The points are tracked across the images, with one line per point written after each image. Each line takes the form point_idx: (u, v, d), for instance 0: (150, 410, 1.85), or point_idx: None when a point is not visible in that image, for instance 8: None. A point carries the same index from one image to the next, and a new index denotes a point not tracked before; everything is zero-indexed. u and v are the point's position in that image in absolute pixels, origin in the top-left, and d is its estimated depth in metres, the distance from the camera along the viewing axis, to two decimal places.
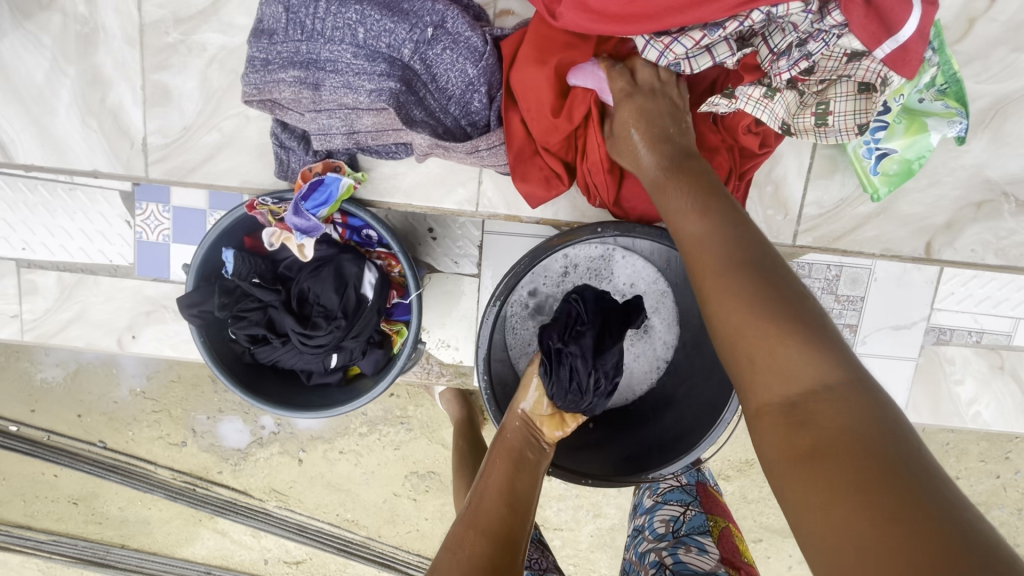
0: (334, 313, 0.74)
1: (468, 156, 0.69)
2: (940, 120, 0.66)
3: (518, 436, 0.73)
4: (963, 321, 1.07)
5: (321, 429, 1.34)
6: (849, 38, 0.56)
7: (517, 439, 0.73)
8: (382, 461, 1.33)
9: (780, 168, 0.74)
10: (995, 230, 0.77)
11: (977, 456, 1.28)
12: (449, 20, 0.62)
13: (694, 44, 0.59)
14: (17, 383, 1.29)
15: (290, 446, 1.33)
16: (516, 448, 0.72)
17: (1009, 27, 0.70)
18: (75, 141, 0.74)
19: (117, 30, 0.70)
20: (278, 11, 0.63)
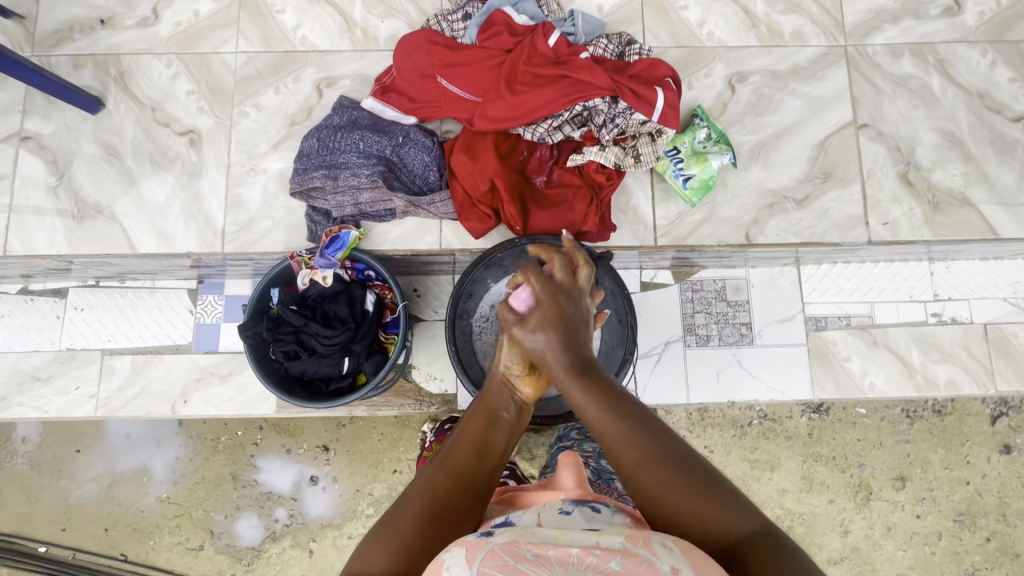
0: (348, 322, 1.07)
1: (430, 208, 1.09)
2: (716, 153, 1.09)
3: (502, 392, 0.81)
4: (831, 309, 1.37)
5: (333, 521, 1.72)
6: (634, 112, 1.01)
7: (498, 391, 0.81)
8: None
9: (633, 197, 1.14)
10: (788, 221, 1.14)
11: (941, 463, 1.54)
12: (413, 134, 1.09)
13: (550, 127, 1.05)
14: (75, 511, 1.74)
15: (302, 539, 1.70)
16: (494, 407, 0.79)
17: (747, 104, 1.17)
18: (178, 236, 1.15)
19: (213, 167, 1.16)
20: (314, 143, 1.09)
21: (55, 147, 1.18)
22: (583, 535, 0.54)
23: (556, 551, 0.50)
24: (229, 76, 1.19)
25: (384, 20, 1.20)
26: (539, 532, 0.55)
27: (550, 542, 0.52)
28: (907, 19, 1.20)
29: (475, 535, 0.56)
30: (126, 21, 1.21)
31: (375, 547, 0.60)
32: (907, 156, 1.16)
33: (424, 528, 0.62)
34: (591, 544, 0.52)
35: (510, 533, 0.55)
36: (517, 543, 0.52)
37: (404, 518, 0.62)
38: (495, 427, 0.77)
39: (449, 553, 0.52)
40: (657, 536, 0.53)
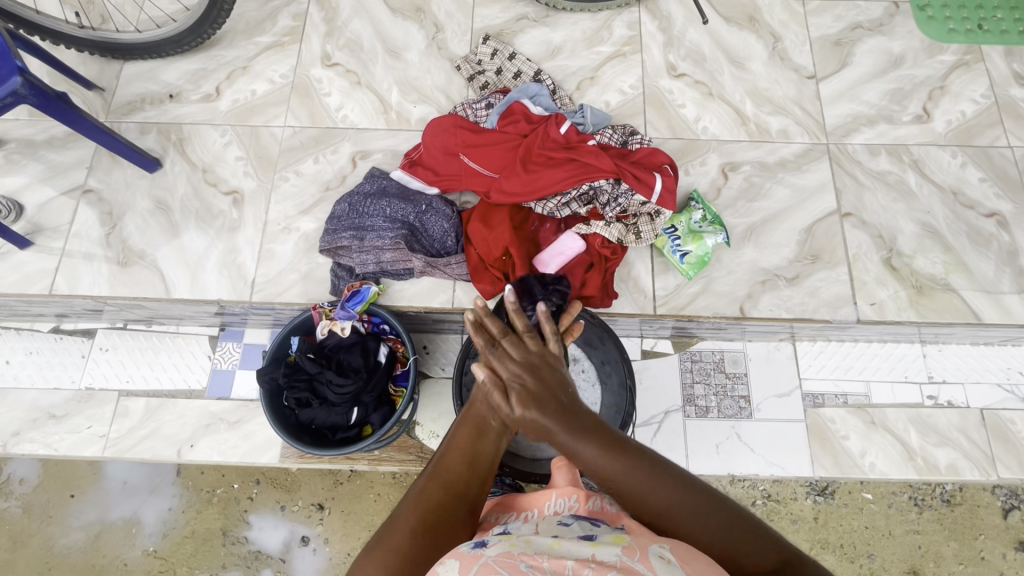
0: (360, 372, 1.12)
1: (446, 270, 1.18)
2: (710, 233, 1.19)
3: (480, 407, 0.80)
4: (828, 386, 1.41)
5: None
6: (634, 194, 1.12)
7: (486, 399, 0.81)
8: None
9: (634, 268, 1.22)
10: (780, 298, 1.21)
11: (954, 559, 1.49)
12: (435, 203, 1.20)
13: (558, 203, 1.15)
14: (57, 560, 1.70)
15: None
16: (478, 416, 0.80)
17: (739, 190, 1.29)
18: (211, 284, 1.24)
19: (251, 224, 1.28)
20: (346, 207, 1.21)
21: (111, 199, 1.31)
22: (579, 546, 0.59)
23: (549, 563, 0.55)
24: (275, 145, 1.34)
25: (417, 105, 1.37)
26: (532, 543, 0.60)
27: (543, 553, 0.58)
28: (882, 124, 1.35)
29: (470, 547, 0.61)
30: (192, 96, 1.39)
31: (373, 563, 0.63)
32: (889, 243, 1.25)
33: (416, 538, 0.66)
34: (586, 556, 0.57)
35: (504, 544, 0.60)
36: (510, 555, 0.57)
37: (398, 531, 0.66)
38: (481, 436, 0.78)
39: (446, 566, 0.58)
40: (653, 546, 0.59)
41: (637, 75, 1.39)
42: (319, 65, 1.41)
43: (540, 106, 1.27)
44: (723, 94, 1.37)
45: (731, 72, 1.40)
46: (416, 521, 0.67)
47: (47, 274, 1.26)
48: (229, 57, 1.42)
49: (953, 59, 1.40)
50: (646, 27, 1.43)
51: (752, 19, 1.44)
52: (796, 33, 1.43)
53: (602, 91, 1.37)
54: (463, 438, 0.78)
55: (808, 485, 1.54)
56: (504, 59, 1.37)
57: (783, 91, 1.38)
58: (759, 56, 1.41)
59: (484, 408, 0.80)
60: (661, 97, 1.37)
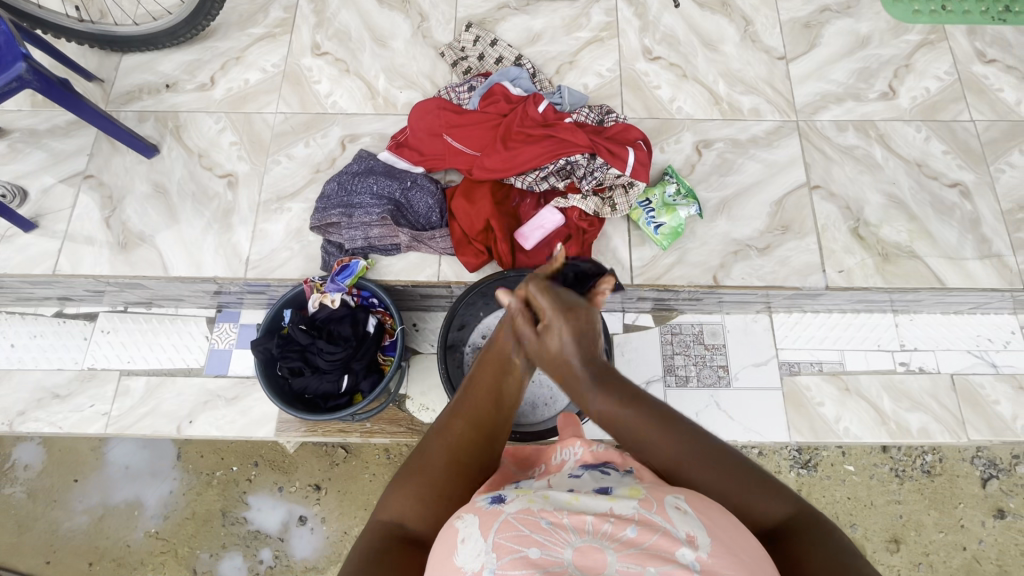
0: (350, 341, 1.17)
1: (431, 244, 1.24)
2: (683, 205, 1.24)
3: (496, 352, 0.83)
4: (804, 356, 1.45)
5: (316, 563, 1.70)
6: (609, 167, 1.18)
7: (509, 342, 0.84)
8: None
9: (612, 241, 1.28)
10: (752, 266, 1.27)
11: (933, 524, 1.54)
12: (420, 180, 1.26)
13: (537, 177, 1.21)
14: (61, 542, 1.74)
15: None
16: (502, 358, 0.83)
17: (712, 166, 1.34)
18: (208, 262, 1.29)
19: (245, 205, 1.33)
20: (335, 186, 1.27)
21: (111, 184, 1.36)
22: (597, 500, 0.59)
23: (570, 520, 0.55)
24: (267, 131, 1.39)
25: (403, 91, 1.43)
26: (550, 498, 0.60)
27: (563, 508, 0.58)
28: (850, 101, 1.40)
29: (488, 501, 0.61)
30: (187, 86, 1.44)
31: (407, 495, 0.67)
32: (857, 214, 1.30)
33: (450, 472, 0.69)
34: (606, 510, 0.57)
35: (523, 498, 0.60)
36: (530, 511, 0.57)
37: (431, 466, 0.70)
38: (507, 376, 0.82)
39: (467, 522, 0.59)
40: (672, 498, 0.58)
41: (614, 58, 1.45)
42: (308, 54, 1.47)
43: (519, 88, 1.33)
44: (696, 75, 1.43)
45: (704, 54, 1.45)
46: (449, 456, 0.71)
47: (50, 256, 1.31)
48: (223, 49, 1.48)
49: (917, 39, 1.46)
50: (622, 13, 1.49)
51: (724, 3, 1.50)
52: (766, 16, 1.49)
53: (581, 74, 1.43)
54: (488, 380, 0.80)
55: (791, 457, 1.58)
56: (486, 45, 1.42)
57: (755, 72, 1.43)
58: (732, 39, 1.47)
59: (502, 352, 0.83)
60: (637, 79, 1.43)
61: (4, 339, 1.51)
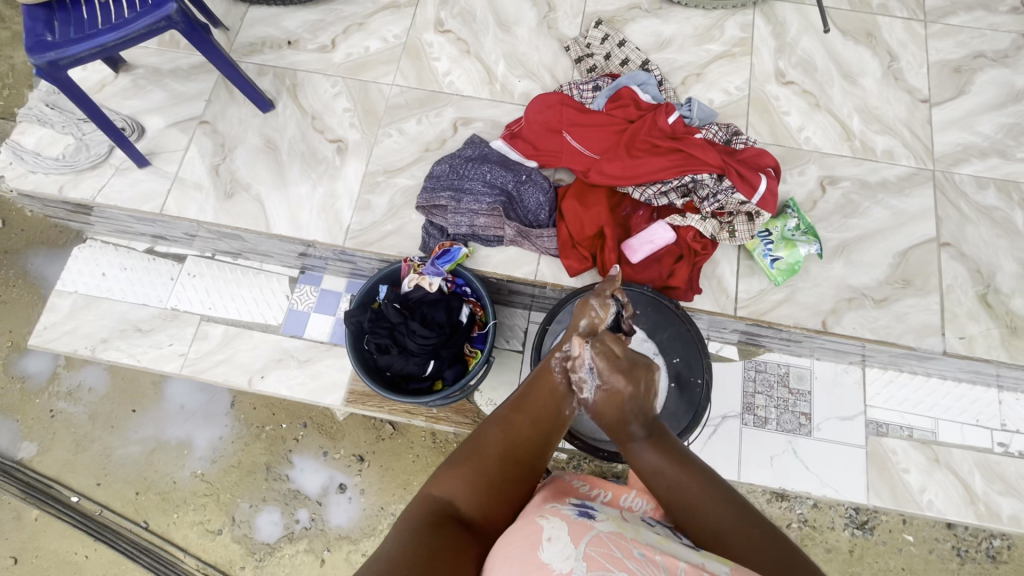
0: (443, 328, 1.15)
1: (535, 242, 1.21)
2: (805, 242, 1.18)
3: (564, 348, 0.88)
4: (893, 417, 1.38)
5: (349, 534, 1.71)
6: (736, 191, 1.12)
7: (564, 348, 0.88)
8: None
9: (720, 267, 1.22)
10: (866, 317, 1.20)
11: None
12: (533, 174, 1.23)
13: (656, 190, 1.17)
14: (112, 466, 1.79)
15: (317, 546, 1.71)
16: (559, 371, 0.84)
17: (836, 205, 1.27)
18: (308, 224, 1.29)
19: (351, 174, 1.33)
20: (446, 168, 1.24)
21: (224, 132, 1.37)
22: (688, 551, 0.61)
23: (661, 558, 0.57)
24: (382, 102, 1.38)
25: (522, 80, 1.39)
26: (641, 534, 0.63)
27: (654, 546, 0.60)
28: (995, 157, 1.31)
29: (576, 513, 0.63)
30: (308, 45, 1.44)
31: (458, 477, 0.66)
32: (987, 279, 1.22)
33: (503, 465, 0.69)
34: (698, 563, 0.58)
35: (613, 524, 0.63)
36: (621, 537, 0.60)
37: (488, 453, 0.69)
38: (575, 379, 0.85)
39: (553, 523, 0.59)
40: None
41: (745, 77, 1.38)
42: (431, 30, 1.44)
43: (647, 95, 1.28)
44: (831, 107, 1.35)
45: (841, 85, 1.37)
46: (505, 446, 0.71)
47: (158, 195, 1.33)
48: (347, 13, 1.47)
49: None
50: (759, 30, 1.42)
51: (870, 34, 1.41)
52: (914, 54, 1.40)
53: (707, 88, 1.37)
54: (556, 373, 0.84)
55: (848, 516, 1.49)
56: (614, 45, 1.38)
57: (894, 112, 1.35)
58: (873, 73, 1.38)
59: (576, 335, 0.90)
60: (766, 102, 1.36)
61: (97, 267, 1.55)
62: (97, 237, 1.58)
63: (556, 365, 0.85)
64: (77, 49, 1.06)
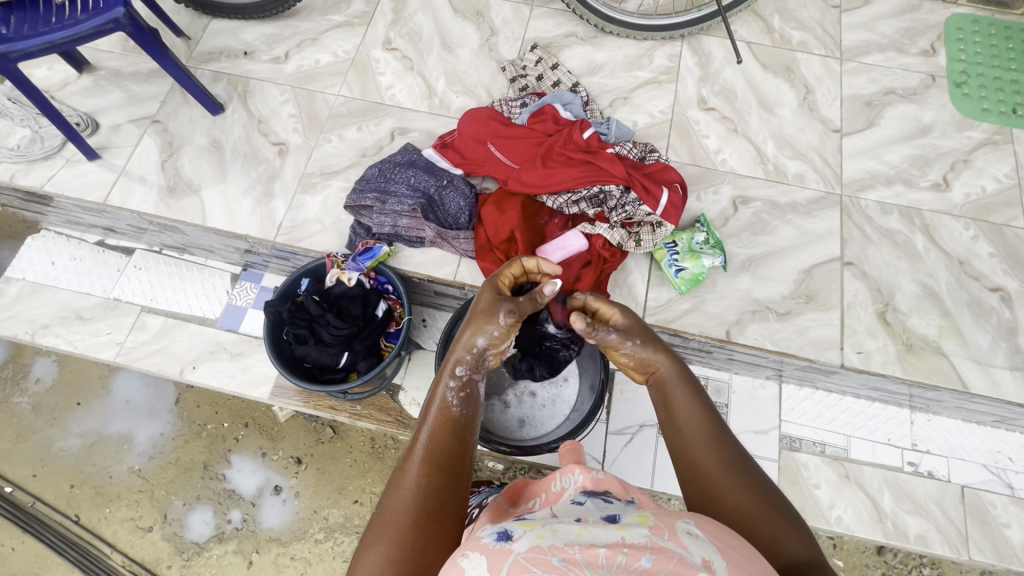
0: (358, 320, 1.20)
1: (453, 243, 1.27)
2: (709, 255, 1.24)
3: (448, 387, 0.80)
4: (807, 433, 1.40)
5: (278, 536, 1.67)
6: (641, 204, 1.19)
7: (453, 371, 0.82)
8: (328, 570, 1.62)
9: (631, 276, 1.28)
10: (768, 329, 1.24)
11: None
12: (456, 180, 1.30)
13: (568, 199, 1.23)
14: (49, 458, 1.74)
15: (245, 547, 1.66)
16: (450, 395, 0.79)
17: (746, 223, 1.33)
18: (243, 220, 1.35)
19: (290, 175, 1.40)
20: (375, 172, 1.31)
21: (175, 131, 1.45)
22: (607, 529, 0.56)
23: (581, 554, 0.52)
24: (326, 110, 1.47)
25: (459, 96, 1.48)
26: (560, 530, 0.56)
27: (573, 542, 0.54)
28: (899, 185, 1.38)
29: (494, 538, 0.57)
30: (263, 56, 1.54)
31: (382, 560, 0.64)
32: (886, 298, 1.27)
33: (416, 520, 0.67)
34: (617, 540, 0.54)
35: (530, 534, 0.57)
36: (540, 548, 0.54)
37: (395, 518, 0.68)
38: (468, 409, 0.79)
39: (473, 563, 0.55)
40: (682, 523, 0.57)
41: (669, 102, 1.47)
42: (379, 47, 1.54)
43: (570, 113, 1.36)
44: (747, 132, 1.44)
45: (758, 113, 1.46)
46: (413, 502, 0.69)
47: (105, 187, 1.40)
48: (303, 28, 1.57)
49: (981, 136, 1.43)
50: (685, 60, 1.52)
51: (788, 68, 1.51)
52: (828, 88, 1.49)
53: (633, 111, 1.46)
54: (445, 412, 0.78)
55: None
56: (547, 67, 1.47)
57: (806, 139, 1.43)
58: (789, 104, 1.47)
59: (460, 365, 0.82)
60: (687, 125, 1.44)
61: (47, 256, 1.60)
62: (51, 228, 1.63)
63: (451, 398, 0.79)
64: (28, 45, 1.15)
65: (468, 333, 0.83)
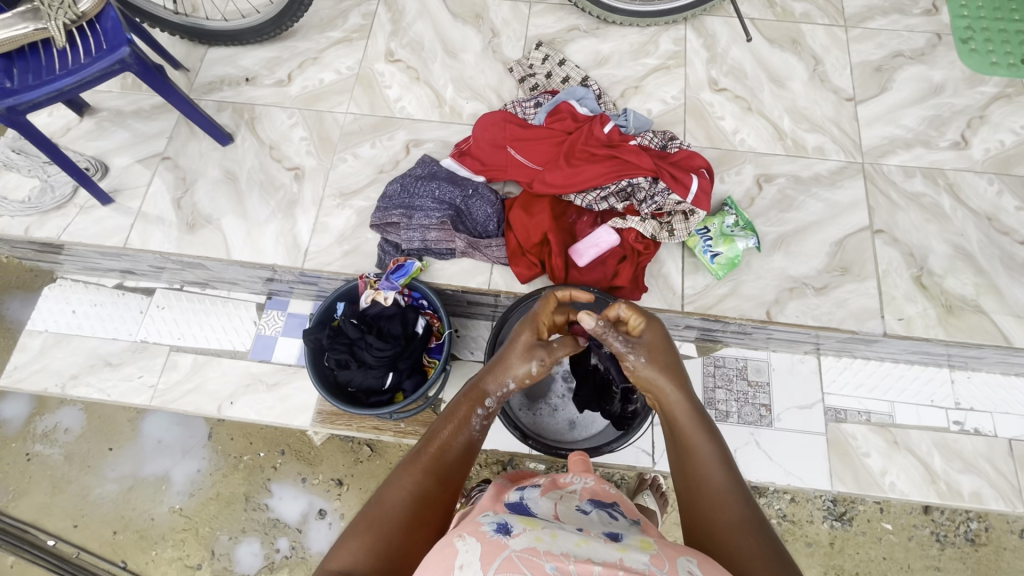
0: (399, 339, 1.19)
1: (485, 252, 1.26)
2: (742, 237, 1.23)
3: (472, 411, 0.79)
4: (851, 403, 1.41)
5: None
6: (671, 193, 1.19)
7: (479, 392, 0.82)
8: None
9: (665, 266, 1.27)
10: (808, 305, 1.24)
11: None
12: (481, 188, 1.28)
13: (596, 195, 1.22)
14: (86, 506, 1.72)
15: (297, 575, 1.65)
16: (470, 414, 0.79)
17: (772, 201, 1.33)
18: (268, 250, 1.34)
19: (309, 199, 1.38)
20: (398, 188, 1.30)
21: (186, 167, 1.43)
22: (607, 548, 0.57)
23: (575, 567, 0.53)
24: (336, 130, 1.45)
25: (469, 102, 1.46)
26: (559, 539, 0.57)
27: (569, 552, 0.55)
28: (919, 147, 1.38)
29: (492, 529, 0.58)
30: (266, 81, 1.51)
31: (363, 545, 0.63)
32: (920, 262, 1.27)
33: (404, 528, 0.66)
34: (615, 560, 0.55)
35: (529, 535, 0.57)
36: (535, 552, 0.54)
37: (388, 515, 0.66)
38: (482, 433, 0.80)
39: (468, 546, 0.56)
40: (683, 560, 0.57)
41: (680, 87, 1.46)
42: (382, 60, 1.52)
43: (586, 108, 1.35)
44: (762, 110, 1.43)
45: (771, 89, 1.45)
46: (408, 509, 0.67)
47: (122, 230, 1.37)
48: (302, 48, 1.55)
49: (994, 91, 1.43)
50: (692, 43, 1.51)
51: (795, 41, 1.50)
52: (837, 57, 1.48)
53: (645, 99, 1.45)
54: (463, 429, 0.78)
55: (825, 508, 1.46)
56: (555, 64, 1.45)
57: (822, 111, 1.43)
58: (800, 77, 1.47)
59: (479, 401, 0.81)
60: (702, 108, 1.43)
61: (67, 305, 1.58)
62: (67, 276, 1.61)
63: (476, 419, 0.79)
64: (35, 95, 1.12)
65: (490, 381, 0.83)
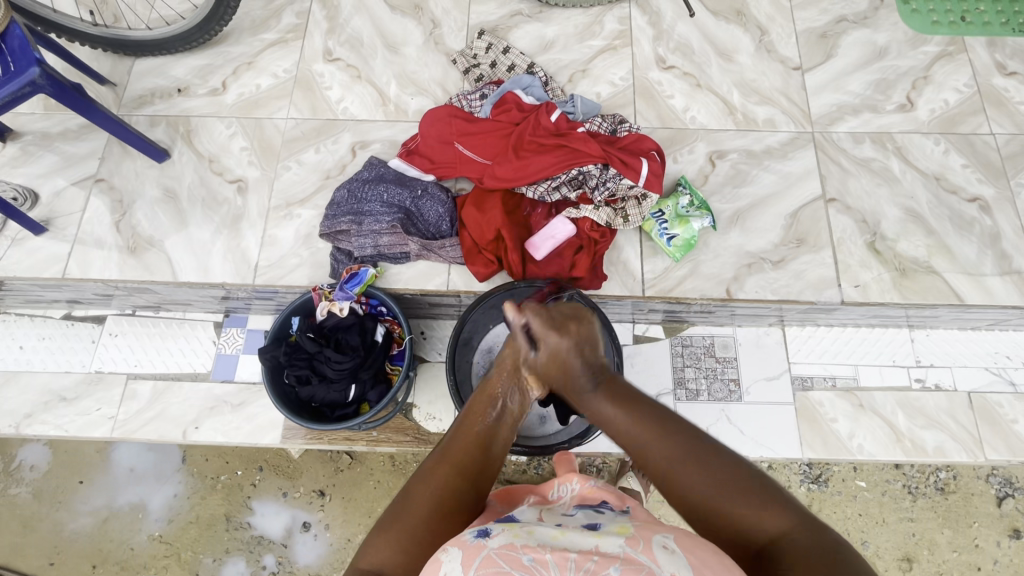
0: (359, 350, 1.16)
1: (441, 253, 1.24)
2: (697, 217, 1.23)
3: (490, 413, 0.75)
4: (817, 370, 1.43)
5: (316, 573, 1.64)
6: (622, 178, 1.17)
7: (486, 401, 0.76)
8: None
9: (623, 253, 1.27)
10: (766, 279, 1.25)
11: (949, 547, 1.44)
12: (430, 187, 1.26)
13: (547, 186, 1.20)
14: (57, 542, 1.66)
15: None
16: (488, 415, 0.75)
17: (725, 177, 1.33)
18: (217, 268, 1.29)
19: (255, 212, 1.33)
20: (345, 194, 1.26)
21: (122, 188, 1.36)
22: (583, 537, 0.56)
23: (552, 555, 0.51)
24: (278, 137, 1.39)
25: (414, 97, 1.42)
26: (535, 534, 0.56)
27: (546, 545, 0.54)
28: (867, 113, 1.38)
29: (471, 534, 0.57)
30: (199, 90, 1.44)
31: (388, 541, 0.60)
32: (873, 228, 1.28)
33: (432, 521, 0.62)
34: (591, 547, 0.54)
35: (507, 534, 0.56)
36: (513, 547, 0.53)
37: (416, 502, 0.63)
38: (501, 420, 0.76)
39: (449, 554, 0.53)
40: (658, 536, 0.55)
41: (627, 67, 1.43)
42: (320, 60, 1.46)
43: (532, 97, 1.32)
44: (711, 85, 1.42)
45: (718, 63, 1.44)
46: (433, 501, 0.64)
47: (60, 259, 1.31)
48: (235, 54, 1.48)
49: (936, 50, 1.44)
50: (636, 21, 1.48)
51: (739, 13, 1.48)
52: (782, 26, 1.47)
53: (594, 83, 1.42)
54: (478, 424, 0.73)
55: (802, 472, 1.49)
56: (498, 53, 1.41)
57: (770, 82, 1.42)
58: (747, 49, 1.45)
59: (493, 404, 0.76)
60: (651, 88, 1.41)
61: (13, 341, 1.51)
62: (11, 311, 1.53)
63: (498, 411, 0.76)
64: None
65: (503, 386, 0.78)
